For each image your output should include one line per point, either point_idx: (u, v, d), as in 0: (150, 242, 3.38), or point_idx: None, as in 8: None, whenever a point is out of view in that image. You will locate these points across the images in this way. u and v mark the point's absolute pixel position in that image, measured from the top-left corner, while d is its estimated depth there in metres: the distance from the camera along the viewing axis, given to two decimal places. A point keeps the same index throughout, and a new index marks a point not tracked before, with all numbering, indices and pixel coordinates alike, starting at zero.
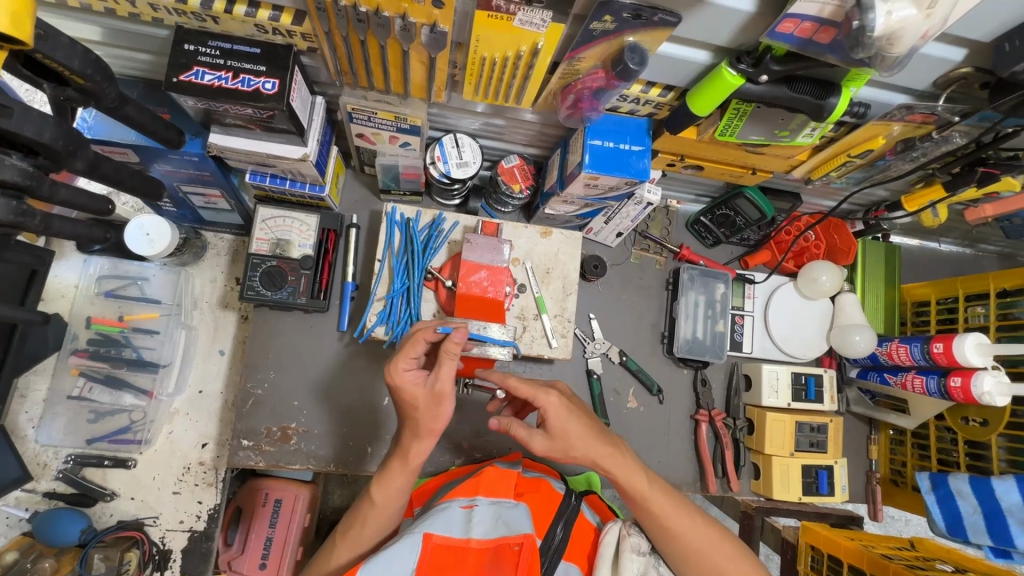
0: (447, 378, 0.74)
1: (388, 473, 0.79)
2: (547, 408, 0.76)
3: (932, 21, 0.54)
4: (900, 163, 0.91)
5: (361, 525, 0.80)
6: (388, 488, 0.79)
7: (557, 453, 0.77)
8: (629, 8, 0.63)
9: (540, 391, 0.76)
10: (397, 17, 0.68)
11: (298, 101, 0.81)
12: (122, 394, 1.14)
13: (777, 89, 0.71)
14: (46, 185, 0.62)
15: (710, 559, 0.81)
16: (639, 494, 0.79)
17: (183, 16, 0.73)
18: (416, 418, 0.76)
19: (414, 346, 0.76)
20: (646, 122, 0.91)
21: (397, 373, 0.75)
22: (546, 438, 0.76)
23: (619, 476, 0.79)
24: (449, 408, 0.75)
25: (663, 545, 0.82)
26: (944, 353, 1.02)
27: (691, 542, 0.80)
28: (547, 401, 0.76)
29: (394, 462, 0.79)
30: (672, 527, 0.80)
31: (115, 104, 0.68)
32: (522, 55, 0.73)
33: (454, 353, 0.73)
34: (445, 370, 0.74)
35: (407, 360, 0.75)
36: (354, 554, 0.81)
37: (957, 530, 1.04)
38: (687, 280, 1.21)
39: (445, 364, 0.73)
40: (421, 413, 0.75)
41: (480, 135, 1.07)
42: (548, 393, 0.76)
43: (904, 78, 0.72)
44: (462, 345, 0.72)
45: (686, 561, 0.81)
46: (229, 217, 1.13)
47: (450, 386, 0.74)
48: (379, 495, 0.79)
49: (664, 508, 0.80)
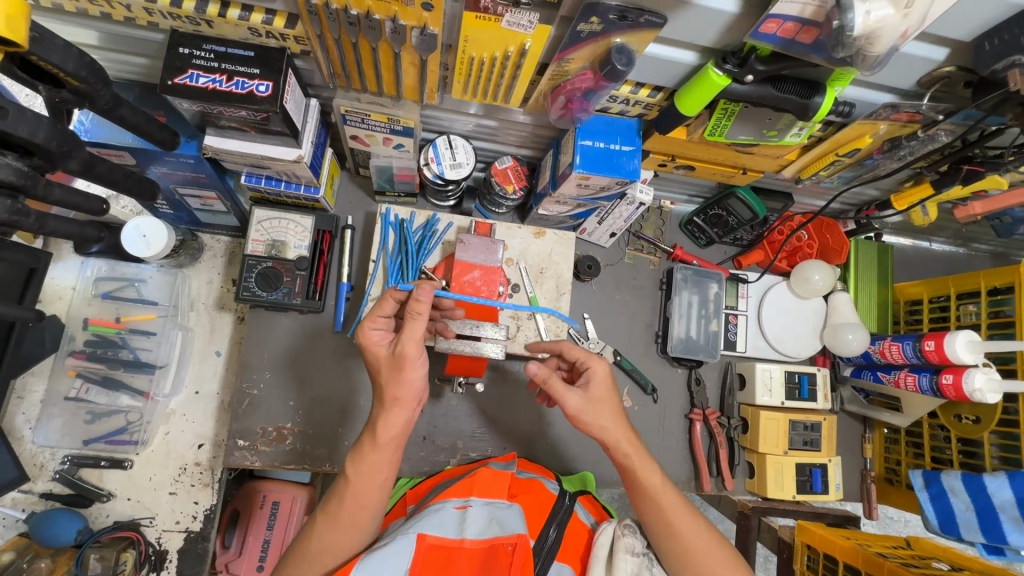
0: (411, 341, 0.76)
1: (360, 449, 0.79)
2: (592, 374, 0.82)
3: (910, 21, 0.55)
4: (888, 162, 0.93)
5: (341, 503, 0.77)
6: (365, 466, 0.77)
7: (585, 415, 0.80)
8: (614, 9, 0.64)
9: (590, 359, 0.84)
10: (387, 19, 0.69)
11: (291, 103, 0.82)
12: (119, 395, 1.15)
13: (763, 88, 0.72)
14: (40, 185, 0.62)
15: (710, 562, 0.79)
16: (652, 482, 0.81)
17: (177, 20, 0.75)
18: (382, 381, 0.78)
19: (387, 305, 0.82)
20: (636, 122, 0.92)
21: (366, 332, 0.81)
22: (581, 398, 0.80)
23: (636, 463, 0.81)
24: (413, 373, 0.76)
25: (662, 545, 0.81)
26: (935, 351, 1.02)
27: (692, 541, 0.79)
28: (597, 366, 0.83)
29: (366, 440, 0.78)
30: (675, 523, 0.80)
31: (110, 106, 0.69)
32: (511, 55, 0.74)
33: (418, 313, 0.75)
34: (409, 333, 0.76)
35: (375, 320, 0.81)
36: (334, 535, 0.77)
37: (950, 527, 1.04)
38: (680, 280, 1.22)
39: (411, 324, 0.76)
40: (385, 375, 0.78)
41: (473, 136, 1.09)
42: (600, 361, 0.83)
43: (888, 78, 0.73)
44: (426, 305, 0.74)
45: (684, 563, 0.79)
46: (225, 219, 1.14)
47: (413, 349, 0.76)
48: (354, 472, 0.78)
49: (671, 504, 0.81)
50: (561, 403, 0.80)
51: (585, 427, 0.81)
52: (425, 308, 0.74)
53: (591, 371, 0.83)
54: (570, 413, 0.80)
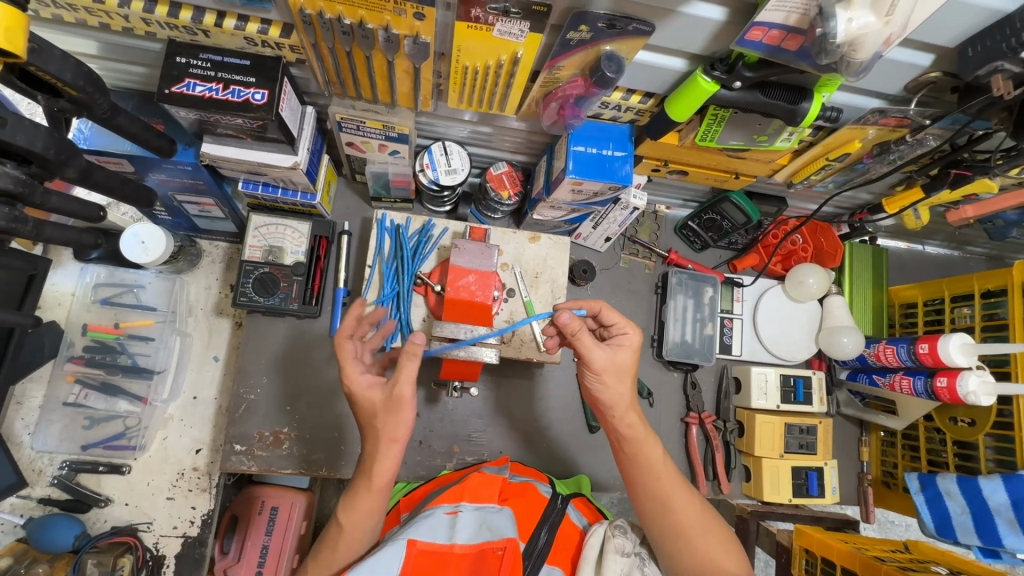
0: (407, 382, 0.74)
1: (354, 490, 0.77)
2: (625, 340, 0.83)
3: (892, 27, 0.56)
4: (878, 166, 0.93)
5: (333, 550, 0.77)
6: (355, 512, 0.76)
7: (606, 374, 0.79)
8: (603, 18, 0.65)
9: (627, 326, 0.84)
10: (380, 28, 0.70)
11: (287, 110, 0.83)
12: (117, 400, 1.16)
13: (751, 95, 0.73)
14: (38, 192, 0.63)
15: (703, 540, 0.79)
16: (652, 456, 0.81)
17: (174, 30, 0.76)
18: (376, 426, 0.75)
19: (367, 346, 0.79)
20: (628, 129, 0.93)
21: (352, 377, 0.77)
22: (609, 358, 0.80)
23: (640, 436, 0.82)
24: (411, 414, 0.74)
25: (655, 520, 0.81)
26: (929, 354, 1.03)
27: (687, 518, 0.80)
28: (632, 334, 0.83)
29: (360, 483, 0.76)
30: (672, 500, 0.80)
31: (107, 115, 0.70)
32: (503, 63, 0.75)
33: (415, 353, 0.73)
34: (405, 375, 0.73)
35: (362, 363, 0.78)
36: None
37: (946, 531, 1.04)
38: (675, 284, 1.23)
39: (406, 367, 0.73)
40: (380, 419, 0.74)
41: (468, 143, 1.10)
42: (636, 331, 0.84)
43: (874, 83, 0.74)
44: (420, 346, 0.73)
45: (678, 541, 0.80)
46: (223, 225, 1.15)
47: (410, 390, 0.74)
48: (346, 518, 0.76)
49: (668, 479, 0.81)
50: (588, 356, 0.79)
51: (597, 385, 0.81)
52: (421, 349, 0.73)
53: (626, 336, 0.83)
54: (593, 367, 0.79)
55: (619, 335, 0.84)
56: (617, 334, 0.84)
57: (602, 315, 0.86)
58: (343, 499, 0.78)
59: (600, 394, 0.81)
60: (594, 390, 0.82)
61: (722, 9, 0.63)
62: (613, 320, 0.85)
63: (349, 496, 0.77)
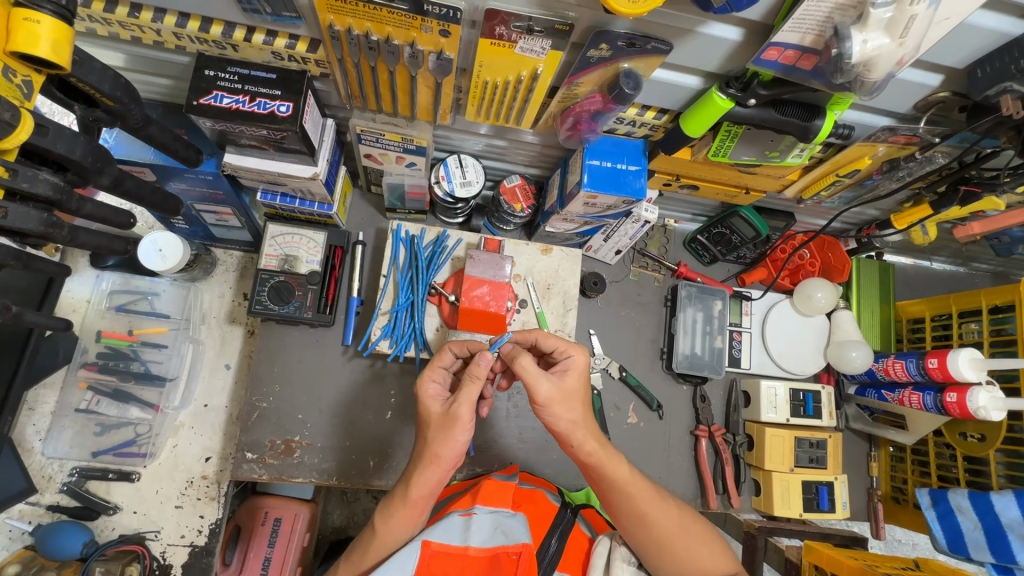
0: (466, 403, 0.74)
1: (394, 508, 0.79)
2: (571, 364, 0.79)
3: (906, 48, 0.58)
4: (887, 182, 0.97)
5: (363, 555, 0.81)
6: (390, 522, 0.79)
7: (553, 405, 0.75)
8: (623, 37, 0.67)
9: (571, 349, 0.80)
10: (406, 44, 0.73)
11: (310, 123, 0.85)
12: (129, 407, 1.16)
13: (765, 112, 0.75)
14: (74, 199, 0.65)
15: (684, 545, 0.80)
16: (619, 477, 0.79)
17: (204, 44, 0.79)
18: (428, 438, 0.77)
19: (442, 359, 0.84)
20: (642, 143, 0.95)
21: (423, 382, 0.80)
22: (555, 386, 0.76)
23: (601, 460, 0.78)
24: (462, 436, 0.75)
25: (637, 535, 0.81)
26: (938, 369, 1.03)
27: (665, 527, 0.80)
28: (577, 356, 0.80)
29: (402, 506, 0.79)
30: (647, 513, 0.79)
31: (139, 125, 0.72)
32: (523, 79, 0.77)
33: (479, 376, 0.74)
34: (465, 395, 0.74)
35: (434, 372, 0.82)
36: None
37: (959, 547, 1.04)
38: (684, 296, 1.23)
39: (469, 384, 0.75)
40: (433, 433, 0.76)
41: (483, 155, 1.12)
42: (581, 352, 0.80)
43: (885, 102, 0.77)
44: (484, 371, 0.73)
45: (659, 550, 0.80)
46: (238, 234, 1.17)
47: (467, 413, 0.74)
48: (383, 537, 0.80)
49: (641, 495, 0.80)
50: (531, 388, 0.74)
51: (548, 417, 0.77)
52: (485, 373, 0.74)
53: (571, 361, 0.80)
54: (538, 400, 0.75)
55: (564, 360, 0.80)
56: (562, 359, 0.81)
57: (541, 344, 0.83)
58: (383, 511, 0.81)
59: (553, 424, 0.77)
60: (547, 419, 0.77)
61: (738, 29, 0.66)
62: (553, 346, 0.82)
63: (391, 520, 0.79)
